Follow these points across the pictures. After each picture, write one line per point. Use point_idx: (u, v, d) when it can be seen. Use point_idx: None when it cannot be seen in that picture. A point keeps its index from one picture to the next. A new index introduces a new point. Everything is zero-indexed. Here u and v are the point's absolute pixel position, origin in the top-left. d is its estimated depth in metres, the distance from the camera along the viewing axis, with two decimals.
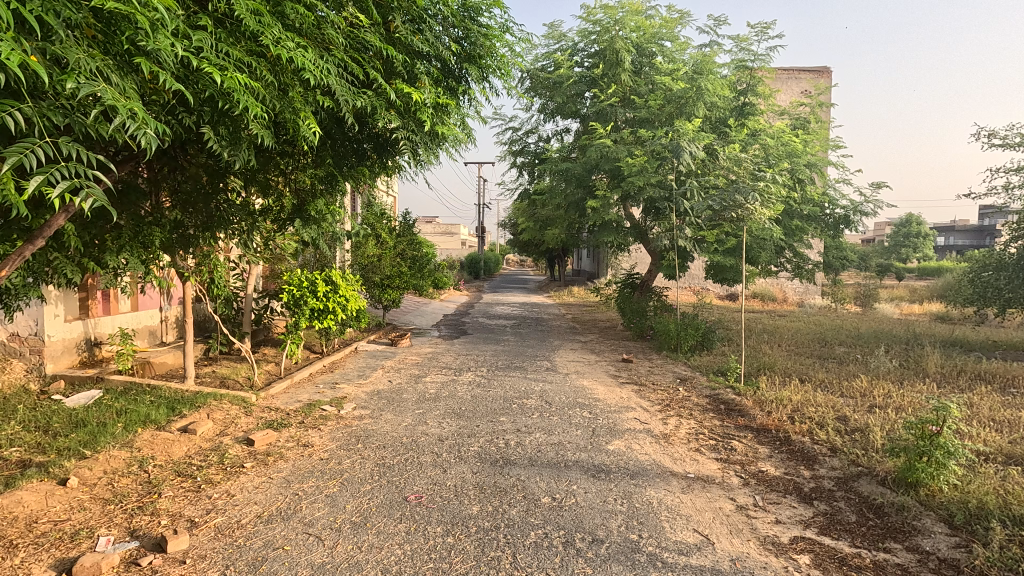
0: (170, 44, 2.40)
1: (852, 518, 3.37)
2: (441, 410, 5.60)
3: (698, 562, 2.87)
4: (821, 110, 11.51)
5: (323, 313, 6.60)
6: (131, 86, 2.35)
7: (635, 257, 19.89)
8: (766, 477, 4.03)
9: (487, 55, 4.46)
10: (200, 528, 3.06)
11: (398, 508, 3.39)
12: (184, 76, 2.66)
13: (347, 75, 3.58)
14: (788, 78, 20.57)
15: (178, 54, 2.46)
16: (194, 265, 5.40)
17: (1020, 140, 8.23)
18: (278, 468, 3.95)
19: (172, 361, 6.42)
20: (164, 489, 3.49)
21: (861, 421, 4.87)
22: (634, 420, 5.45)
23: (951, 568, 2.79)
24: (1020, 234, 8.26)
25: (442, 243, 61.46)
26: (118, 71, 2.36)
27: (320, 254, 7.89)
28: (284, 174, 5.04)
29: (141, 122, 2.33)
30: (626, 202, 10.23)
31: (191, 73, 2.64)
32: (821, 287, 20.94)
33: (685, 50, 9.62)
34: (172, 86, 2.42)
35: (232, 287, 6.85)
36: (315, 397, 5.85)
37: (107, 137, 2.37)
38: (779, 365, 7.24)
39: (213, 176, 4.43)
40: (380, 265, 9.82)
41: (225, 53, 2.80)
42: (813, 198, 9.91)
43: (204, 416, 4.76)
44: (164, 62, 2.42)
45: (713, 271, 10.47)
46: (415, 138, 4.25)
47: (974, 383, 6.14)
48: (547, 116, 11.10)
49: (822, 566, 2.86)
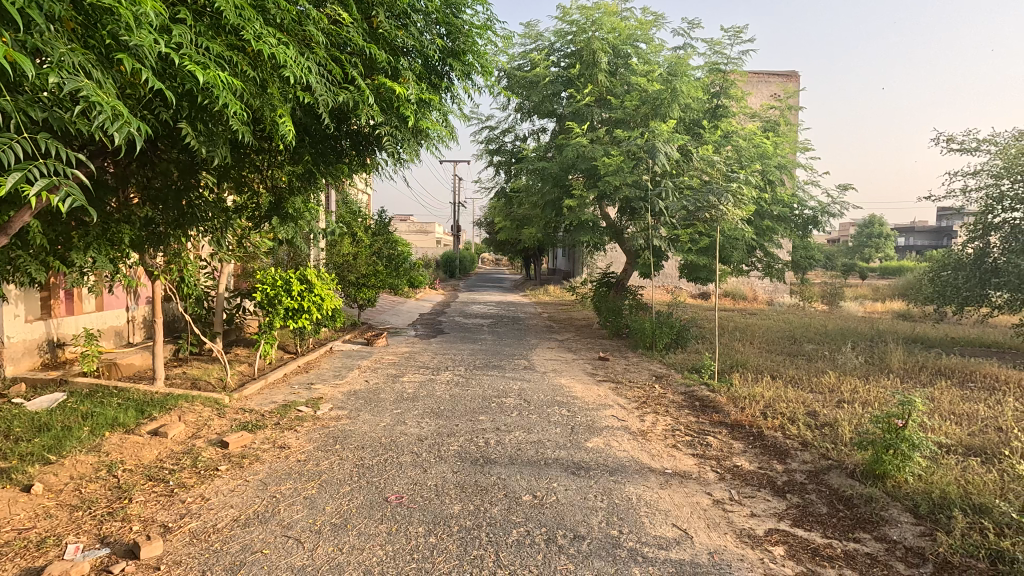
0: (153, 40, 2.34)
1: (823, 510, 3.48)
2: (419, 410, 5.56)
3: (678, 556, 2.93)
4: (790, 113, 11.80)
5: (297, 313, 6.48)
6: (112, 81, 2.28)
7: (611, 256, 20.12)
8: (741, 472, 4.12)
9: (469, 52, 4.45)
10: (174, 534, 2.98)
11: (379, 509, 3.36)
12: (163, 70, 2.59)
13: (329, 72, 3.54)
14: (759, 82, 21.08)
15: (160, 49, 2.41)
16: (163, 263, 5.24)
17: (977, 145, 8.60)
18: (253, 471, 3.87)
19: (140, 362, 6.22)
20: (135, 494, 3.39)
21: (831, 416, 5.03)
22: (612, 417, 5.51)
23: (917, 556, 2.90)
24: (977, 235, 8.60)
25: (417, 241, 61.00)
26: (99, 66, 2.29)
27: (295, 252, 7.77)
28: (259, 170, 4.93)
29: (126, 122, 2.28)
30: (602, 201, 10.33)
31: (171, 68, 2.58)
32: (790, 286, 21.54)
33: (659, 52, 9.79)
34: (154, 83, 2.36)
35: (203, 286, 6.67)
36: (290, 398, 5.75)
37: (85, 133, 2.29)
38: (752, 362, 7.40)
39: (185, 172, 4.31)
40: (356, 264, 9.70)
41: (205, 48, 2.74)
42: (783, 198, 10.16)
43: (175, 418, 4.64)
44: (146, 58, 2.36)
45: (687, 270, 10.63)
46: (397, 134, 4.22)
47: (935, 378, 6.40)
48: (524, 115, 11.15)
49: (796, 557, 2.94)
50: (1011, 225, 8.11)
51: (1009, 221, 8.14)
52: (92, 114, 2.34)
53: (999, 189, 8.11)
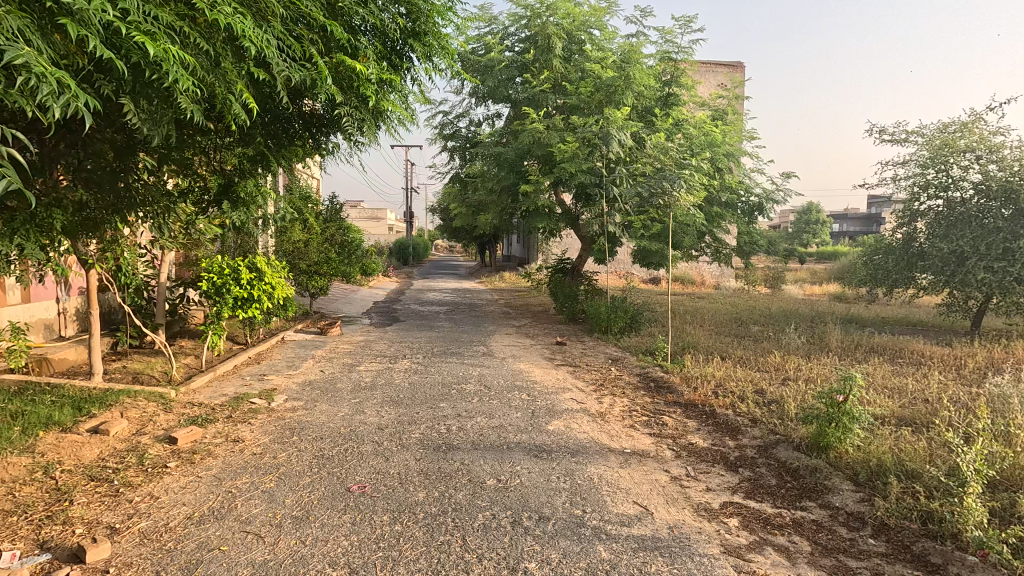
0: (97, 5, 2.19)
1: (772, 482, 3.67)
2: (378, 399, 5.49)
3: (640, 532, 3.02)
4: (737, 103, 12.16)
5: (247, 302, 6.23)
6: (53, 49, 2.14)
7: (565, 243, 20.34)
8: (695, 449, 4.29)
9: (430, 33, 4.35)
10: (123, 535, 2.84)
11: (341, 499, 3.31)
12: (107, 39, 2.42)
13: (286, 49, 3.40)
14: (707, 71, 21.58)
15: (105, 16, 2.25)
16: (97, 250, 4.91)
17: (906, 136, 9.13)
18: (206, 466, 3.72)
19: (74, 357, 5.83)
20: (76, 496, 3.19)
21: (777, 393, 5.29)
22: (571, 400, 5.61)
23: (858, 520, 3.11)
24: (906, 221, 9.15)
25: (369, 228, 59.74)
26: (38, 33, 2.13)
27: (243, 239, 7.46)
28: (204, 152, 4.69)
29: (71, 94, 2.18)
30: (557, 187, 10.39)
31: (115, 37, 2.41)
32: (735, 271, 22.41)
33: (613, 39, 9.86)
34: (101, 53, 2.22)
35: (142, 275, 6.30)
36: (242, 390, 5.55)
37: (22, 105, 2.14)
38: (702, 344, 7.68)
39: (123, 152, 4.05)
40: (308, 251, 9.37)
41: (153, 17, 2.57)
42: (731, 185, 10.50)
43: (117, 415, 4.39)
44: (90, 26, 2.22)
45: (641, 255, 10.87)
46: (356, 115, 4.11)
47: (869, 355, 6.83)
48: (478, 100, 11.05)
49: (748, 527, 3.10)
50: (935, 211, 8.68)
51: (934, 208, 8.71)
52: (29, 84, 2.19)
53: (925, 178, 8.66)
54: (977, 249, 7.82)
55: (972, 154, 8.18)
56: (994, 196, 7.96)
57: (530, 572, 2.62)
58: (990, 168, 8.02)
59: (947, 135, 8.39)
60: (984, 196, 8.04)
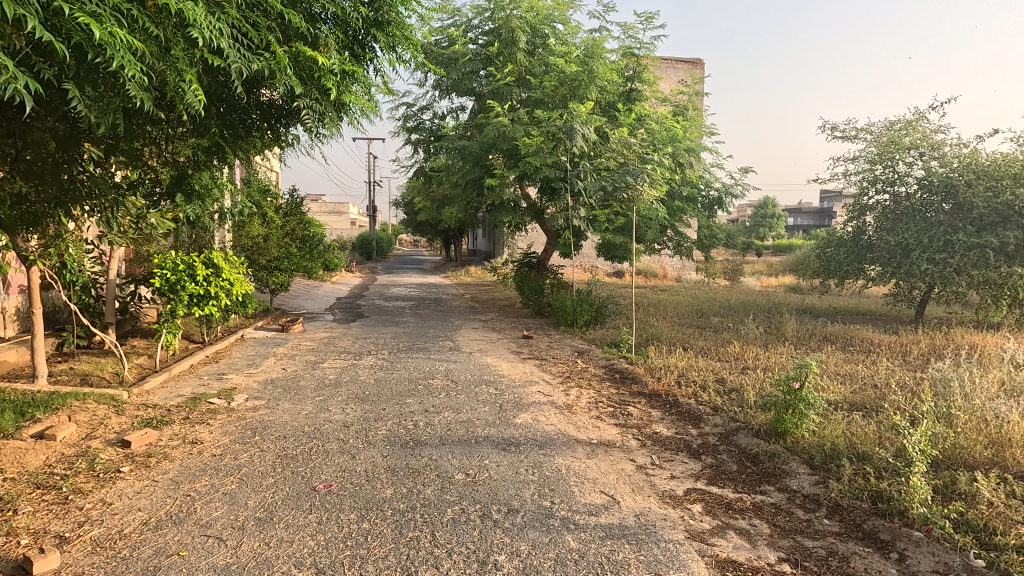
0: None
1: (733, 468, 3.79)
2: (343, 396, 5.39)
3: (607, 521, 3.07)
4: (697, 99, 12.41)
5: (203, 299, 6.01)
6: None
7: (531, 237, 20.43)
8: (660, 438, 4.38)
9: (393, 24, 4.27)
10: (73, 544, 2.71)
11: (306, 499, 3.24)
12: (47, 21, 2.29)
13: (242, 36, 3.28)
14: (668, 67, 21.98)
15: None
16: (39, 246, 4.65)
17: (856, 133, 9.51)
18: (162, 470, 3.59)
19: (15, 359, 5.51)
20: (20, 505, 3.03)
21: (737, 382, 5.46)
22: (539, 393, 5.64)
23: (813, 502, 3.24)
24: (856, 215, 9.54)
25: (331, 222, 58.58)
26: None
27: (198, 234, 7.19)
28: (156, 143, 4.50)
29: (9, 76, 2.06)
30: (522, 181, 10.40)
31: (57, 18, 2.28)
32: (696, 264, 22.98)
33: (576, 34, 9.90)
34: (40, 35, 2.10)
35: (89, 272, 6.00)
36: (200, 390, 5.36)
37: None
38: (665, 336, 7.84)
39: (66, 142, 3.84)
40: (267, 246, 9.08)
41: None
42: (692, 180, 10.72)
43: (64, 419, 4.18)
44: (28, 6, 2.09)
45: (605, 249, 11.00)
46: (318, 107, 4.02)
47: (822, 344, 7.12)
48: (442, 92, 10.94)
49: (711, 513, 3.19)
50: (883, 205, 9.09)
51: (881, 202, 9.11)
52: None
53: (873, 174, 9.04)
54: (921, 241, 8.23)
55: (916, 151, 8.59)
56: (936, 191, 8.37)
57: (500, 564, 2.63)
58: (932, 165, 8.44)
59: (893, 132, 8.77)
60: (927, 191, 8.45)
